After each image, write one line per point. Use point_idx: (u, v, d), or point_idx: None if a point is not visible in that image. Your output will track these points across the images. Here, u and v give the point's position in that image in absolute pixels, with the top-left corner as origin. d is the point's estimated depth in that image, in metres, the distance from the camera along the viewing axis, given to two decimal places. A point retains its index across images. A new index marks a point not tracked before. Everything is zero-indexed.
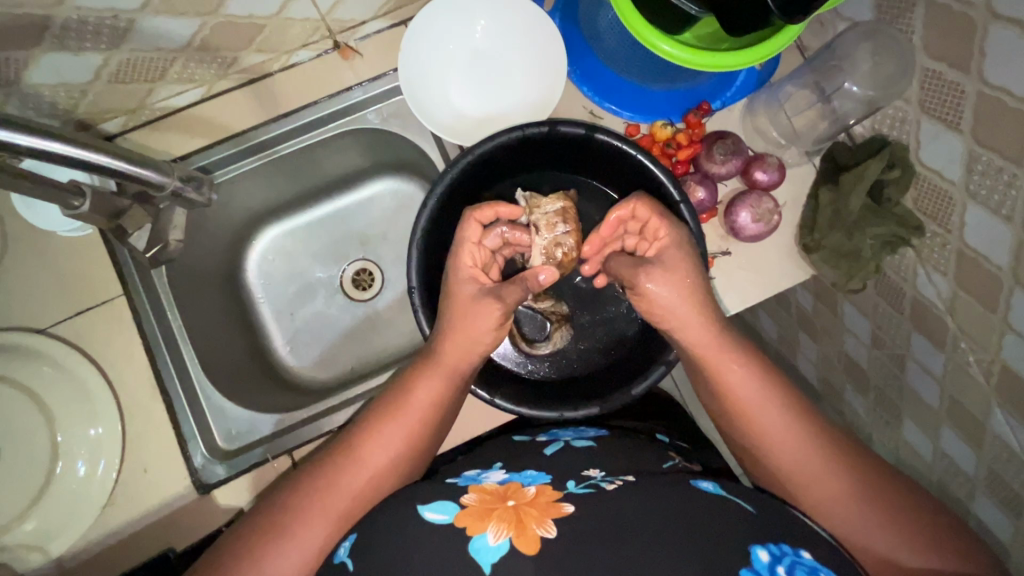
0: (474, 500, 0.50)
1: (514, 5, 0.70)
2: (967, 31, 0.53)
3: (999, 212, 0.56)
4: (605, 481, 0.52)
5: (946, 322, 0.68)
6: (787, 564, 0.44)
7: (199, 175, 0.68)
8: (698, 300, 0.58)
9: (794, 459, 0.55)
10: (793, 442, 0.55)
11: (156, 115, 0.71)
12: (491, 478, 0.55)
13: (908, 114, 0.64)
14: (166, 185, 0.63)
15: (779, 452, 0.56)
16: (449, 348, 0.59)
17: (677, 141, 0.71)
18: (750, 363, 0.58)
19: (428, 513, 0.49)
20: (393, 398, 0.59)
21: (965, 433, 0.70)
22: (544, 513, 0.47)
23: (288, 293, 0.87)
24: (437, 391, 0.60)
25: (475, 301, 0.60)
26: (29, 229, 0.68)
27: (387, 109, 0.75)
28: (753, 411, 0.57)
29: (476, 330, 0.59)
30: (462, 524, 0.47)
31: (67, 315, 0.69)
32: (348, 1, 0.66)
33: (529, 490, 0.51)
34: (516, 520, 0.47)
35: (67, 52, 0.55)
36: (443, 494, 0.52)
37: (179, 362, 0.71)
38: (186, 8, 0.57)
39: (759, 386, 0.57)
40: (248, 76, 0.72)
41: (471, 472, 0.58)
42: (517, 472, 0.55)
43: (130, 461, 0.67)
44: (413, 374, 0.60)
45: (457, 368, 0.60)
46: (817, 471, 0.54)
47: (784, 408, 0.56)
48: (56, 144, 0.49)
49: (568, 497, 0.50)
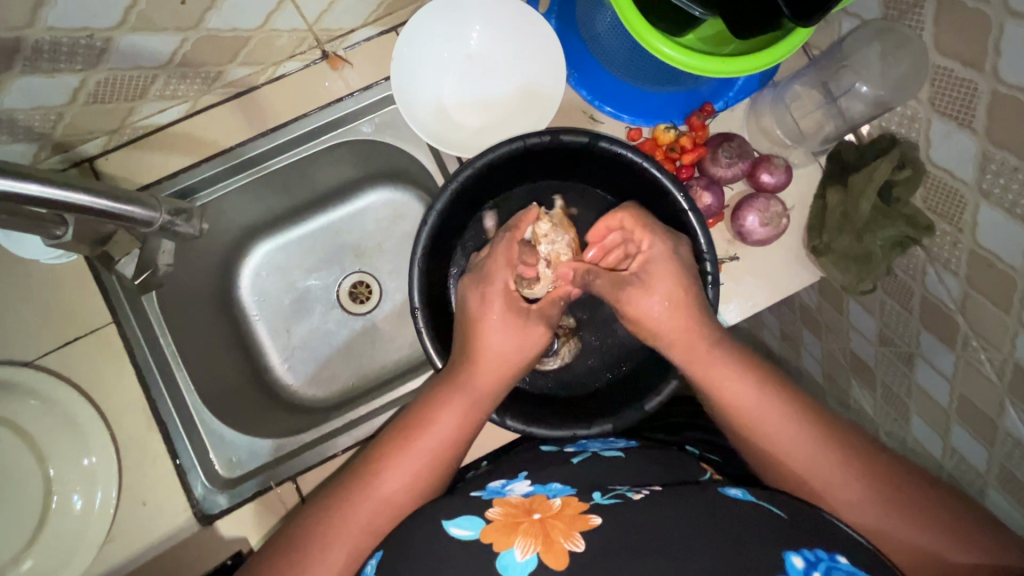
0: (499, 514, 0.49)
1: (510, 9, 0.67)
2: (980, 27, 0.51)
3: (1013, 212, 0.55)
4: (631, 491, 0.51)
5: (956, 321, 0.67)
6: (824, 570, 0.42)
7: (189, 207, 0.65)
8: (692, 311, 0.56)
9: (812, 466, 0.53)
10: (808, 451, 0.53)
11: (138, 133, 0.68)
12: (516, 490, 0.53)
13: (918, 112, 0.63)
14: (153, 221, 0.60)
15: (795, 460, 0.53)
16: (474, 376, 0.57)
17: (680, 145, 0.69)
18: (754, 378, 0.55)
19: (454, 528, 0.48)
20: (410, 427, 0.56)
21: (976, 431, 0.69)
22: (571, 526, 0.46)
23: (285, 309, 0.85)
24: (459, 419, 0.57)
25: (501, 327, 0.58)
26: (11, 257, 0.66)
27: (378, 120, 0.73)
28: (762, 418, 0.54)
29: (499, 356, 0.57)
30: (489, 540, 0.46)
31: (55, 346, 0.66)
32: (336, 10, 0.63)
33: (555, 502, 0.50)
34: (542, 535, 0.46)
35: (40, 74, 0.52)
36: (468, 509, 0.50)
37: (172, 389, 0.69)
38: (165, 24, 0.54)
39: (761, 396, 0.54)
40: (234, 90, 0.69)
41: (495, 484, 0.56)
42: (542, 484, 0.54)
43: (129, 494, 0.65)
44: (431, 402, 0.57)
45: (479, 396, 0.57)
46: (837, 476, 0.52)
47: (787, 413, 0.54)
48: (30, 185, 0.46)
49: (594, 508, 0.48)
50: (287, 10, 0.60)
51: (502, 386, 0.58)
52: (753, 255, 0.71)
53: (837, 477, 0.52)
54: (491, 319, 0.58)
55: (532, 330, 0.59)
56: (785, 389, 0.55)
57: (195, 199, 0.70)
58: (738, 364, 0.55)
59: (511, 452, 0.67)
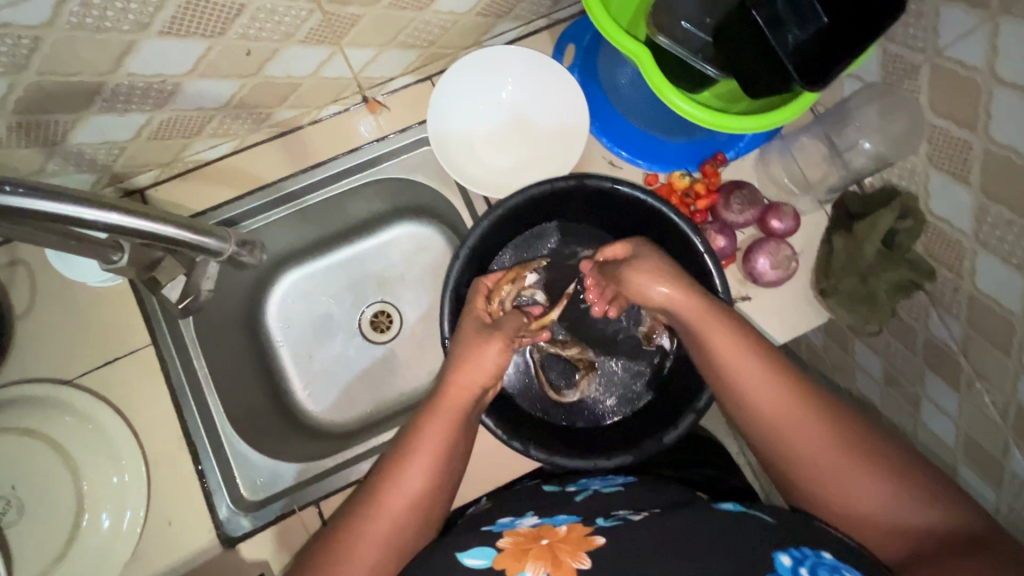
0: (509, 542, 0.50)
1: (538, 64, 0.72)
2: (972, 93, 0.56)
3: (1010, 261, 0.59)
4: (631, 513, 0.53)
5: (960, 363, 0.70)
6: (811, 566, 0.42)
7: (253, 239, 0.69)
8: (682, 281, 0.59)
9: (779, 416, 0.52)
10: (787, 407, 0.52)
11: (188, 167, 0.73)
12: (525, 522, 0.55)
13: (917, 166, 0.67)
14: (223, 250, 0.63)
15: (762, 408, 0.52)
16: (455, 385, 0.59)
17: (695, 191, 0.74)
18: (735, 325, 0.56)
19: (469, 559, 0.49)
20: (401, 442, 0.57)
21: (982, 471, 0.71)
22: (577, 547, 0.48)
23: (307, 336, 0.87)
24: (447, 426, 0.57)
25: (476, 334, 0.61)
26: (59, 280, 0.69)
27: (407, 162, 0.78)
28: (739, 370, 0.54)
29: (473, 362, 0.59)
30: (501, 566, 0.47)
31: (93, 366, 0.69)
32: (380, 61, 0.69)
33: (562, 527, 0.51)
34: (551, 557, 0.47)
35: (113, 113, 0.57)
36: (479, 540, 0.51)
37: (203, 410, 0.71)
38: (229, 71, 0.59)
39: (745, 345, 0.54)
40: (280, 129, 0.74)
41: (504, 519, 0.57)
42: (549, 515, 0.55)
43: (155, 514, 0.66)
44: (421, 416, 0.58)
45: (464, 402, 0.59)
46: (804, 425, 0.51)
47: (768, 365, 0.53)
48: (117, 216, 0.48)
49: (598, 529, 0.50)
50: (337, 61, 0.65)
51: (476, 391, 0.60)
52: (765, 295, 0.75)
53: (802, 431, 0.51)
54: (472, 337, 0.61)
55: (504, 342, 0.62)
56: (762, 347, 0.55)
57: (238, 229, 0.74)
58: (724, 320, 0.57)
59: (512, 489, 0.67)
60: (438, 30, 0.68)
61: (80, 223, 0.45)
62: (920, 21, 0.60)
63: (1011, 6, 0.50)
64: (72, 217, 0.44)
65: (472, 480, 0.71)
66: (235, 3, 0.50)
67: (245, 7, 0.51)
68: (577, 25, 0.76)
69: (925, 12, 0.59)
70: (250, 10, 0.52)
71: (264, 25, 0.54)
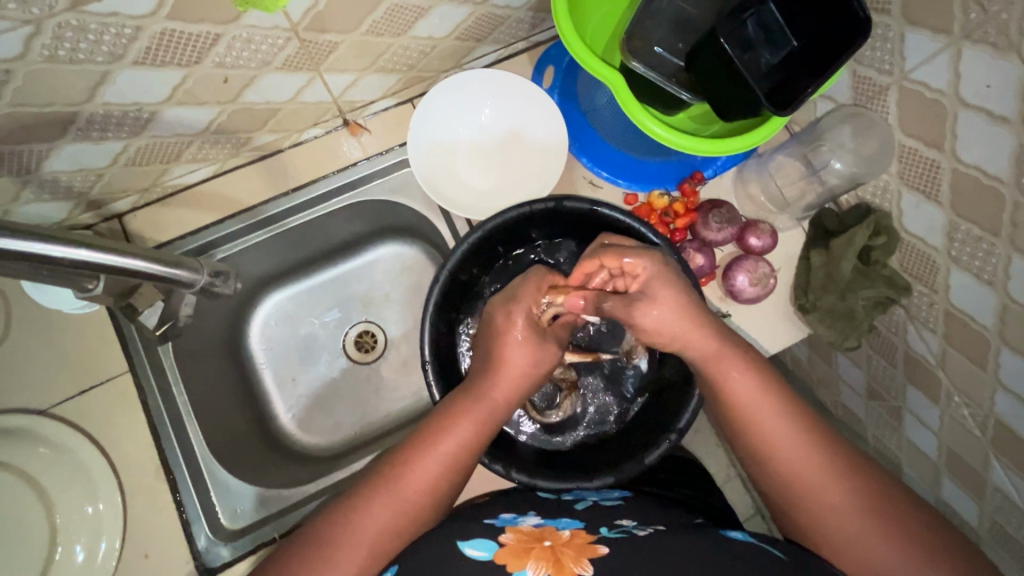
0: (511, 539, 0.52)
1: (517, 87, 0.73)
2: (939, 115, 0.58)
3: (982, 277, 0.60)
4: (637, 528, 0.54)
5: (939, 377, 0.71)
6: None
7: (227, 267, 0.69)
8: (691, 313, 0.58)
9: (800, 468, 0.53)
10: (796, 447, 0.54)
11: (167, 192, 0.72)
12: (527, 521, 0.56)
13: (889, 184, 0.69)
14: (195, 281, 0.63)
15: (781, 454, 0.54)
16: (493, 384, 0.61)
17: (674, 210, 0.75)
18: (748, 364, 0.57)
19: (469, 548, 0.51)
20: (421, 437, 0.58)
21: (965, 483, 0.72)
22: (580, 553, 0.49)
23: (291, 358, 0.86)
24: (474, 426, 0.59)
25: (534, 340, 0.62)
26: (35, 308, 0.68)
27: (392, 181, 0.79)
28: (750, 408, 0.56)
29: (520, 367, 0.62)
30: (501, 562, 0.49)
31: (70, 395, 0.68)
32: (360, 85, 0.69)
33: (564, 532, 0.53)
34: (554, 559, 0.48)
35: (88, 141, 0.57)
36: (481, 533, 0.53)
37: (182, 437, 0.70)
38: (206, 98, 0.59)
39: (757, 386, 0.56)
40: (260, 153, 0.74)
41: (506, 515, 0.59)
42: (551, 517, 0.57)
43: (132, 546, 0.65)
44: (453, 409, 0.59)
45: (498, 404, 0.61)
46: (824, 479, 0.53)
47: (779, 406, 0.55)
48: (86, 252, 0.48)
49: (602, 539, 0.52)
50: (316, 86, 0.66)
51: (516, 396, 0.62)
52: (743, 312, 0.76)
53: (826, 488, 0.52)
54: (514, 334, 0.62)
55: (547, 346, 0.63)
56: (788, 400, 0.56)
57: (214, 254, 0.74)
58: (739, 359, 0.57)
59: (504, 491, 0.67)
60: (416, 54, 0.68)
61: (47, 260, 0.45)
62: (886, 44, 0.61)
63: (971, 31, 0.51)
64: (39, 254, 0.44)
65: None
66: (212, 32, 0.50)
67: (221, 36, 0.51)
68: (557, 46, 0.77)
69: (891, 36, 0.60)
70: (226, 39, 0.52)
71: (241, 53, 0.55)
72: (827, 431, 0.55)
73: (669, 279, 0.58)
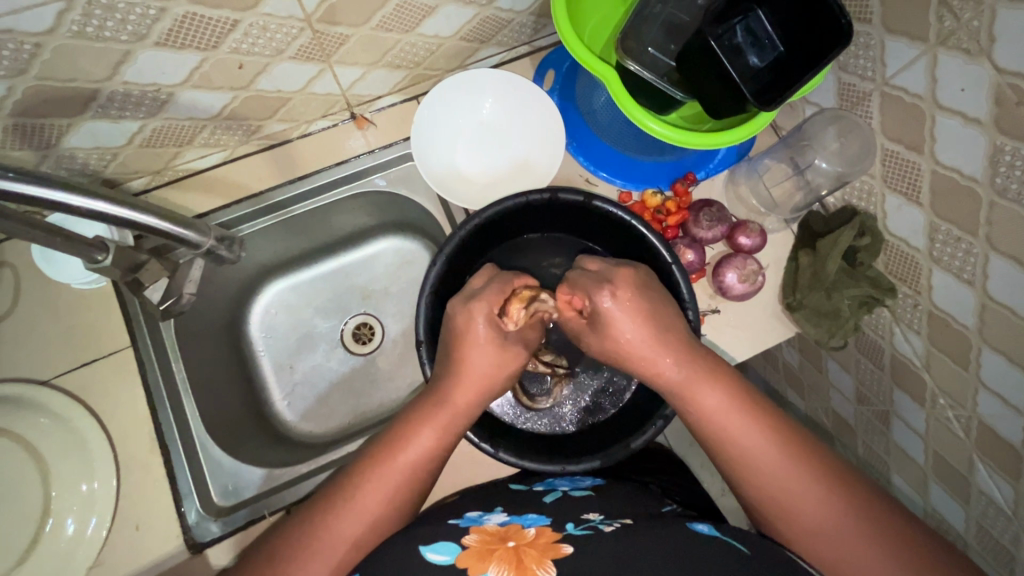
0: (474, 541, 0.53)
1: (519, 86, 0.76)
2: (918, 118, 0.61)
3: (962, 277, 0.62)
4: (603, 523, 0.55)
5: (924, 379, 0.72)
6: None
7: (232, 234, 0.69)
8: (647, 344, 0.60)
9: (756, 453, 0.56)
10: (750, 438, 0.57)
11: (178, 175, 0.75)
12: (492, 520, 0.57)
13: (873, 187, 0.71)
14: (202, 245, 0.63)
15: (738, 445, 0.57)
16: (454, 390, 0.61)
17: (666, 209, 0.77)
18: (717, 375, 0.59)
19: (430, 553, 0.52)
20: (380, 448, 0.60)
21: (952, 488, 0.73)
22: (543, 554, 0.50)
23: (289, 345, 0.88)
24: (436, 433, 0.60)
25: (493, 346, 0.63)
26: (44, 281, 0.70)
27: (393, 174, 0.82)
28: (713, 406, 0.58)
29: (482, 374, 0.62)
30: (463, 565, 0.50)
31: (71, 367, 0.69)
32: (368, 79, 0.73)
33: (529, 532, 0.54)
34: (516, 561, 0.49)
35: (107, 119, 0.60)
36: (445, 536, 0.54)
37: (179, 414, 0.71)
38: (221, 83, 0.62)
39: (720, 387, 0.58)
40: (269, 142, 0.77)
41: (472, 513, 0.60)
42: (518, 514, 0.58)
43: (122, 518, 0.66)
44: (411, 420, 0.61)
45: (458, 408, 0.61)
46: (776, 470, 0.55)
47: (739, 402, 0.58)
48: (111, 207, 0.50)
49: (567, 539, 0.52)
50: (326, 77, 0.69)
51: (479, 401, 0.63)
52: (734, 309, 0.78)
53: (807, 504, 0.54)
54: (476, 336, 0.62)
55: (509, 352, 0.64)
56: (746, 396, 0.59)
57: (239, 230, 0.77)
58: (706, 371, 0.59)
59: (483, 488, 0.68)
60: (422, 51, 0.72)
61: (71, 209, 0.46)
62: (868, 52, 0.64)
63: (945, 38, 0.54)
64: (62, 203, 0.45)
65: (444, 485, 0.71)
66: (230, 18, 0.53)
67: (238, 23, 0.55)
68: (558, 51, 0.81)
69: (872, 43, 0.63)
70: (243, 25, 0.55)
71: (256, 40, 0.58)
72: (775, 427, 0.57)
73: (622, 313, 0.60)
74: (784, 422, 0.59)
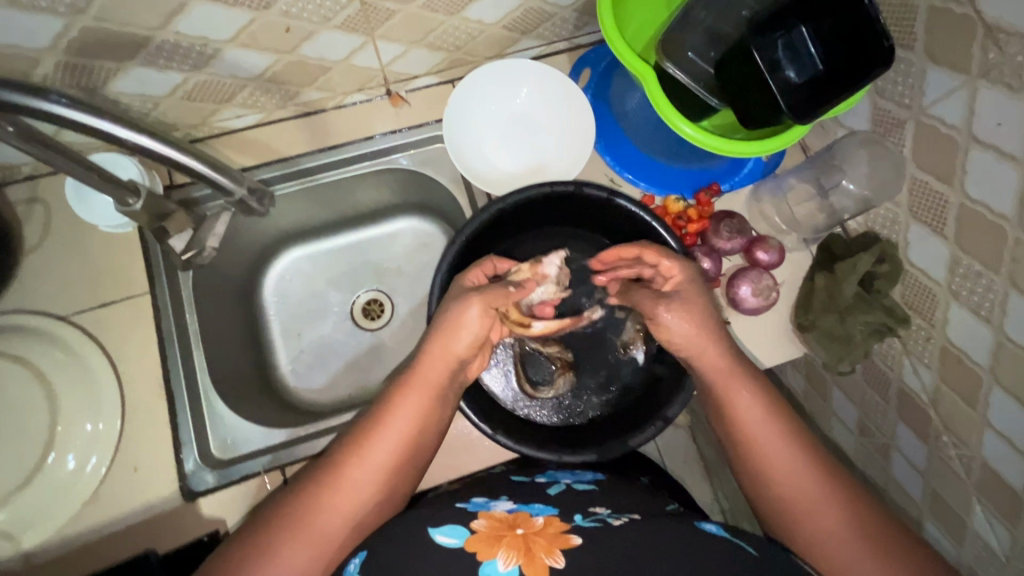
0: (482, 526, 0.53)
1: (554, 78, 0.77)
2: (951, 150, 0.61)
3: (979, 313, 0.61)
4: (611, 517, 0.55)
5: (930, 415, 0.72)
6: None
7: (263, 187, 0.70)
8: (709, 329, 0.62)
9: (773, 452, 0.57)
10: (769, 436, 0.58)
11: (213, 132, 0.77)
12: (499, 507, 0.58)
13: (898, 216, 0.71)
14: (235, 193, 0.62)
15: (756, 440, 0.58)
16: (429, 360, 0.62)
17: (687, 216, 0.78)
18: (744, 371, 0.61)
19: (440, 536, 0.52)
20: (371, 426, 0.60)
21: (946, 529, 0.72)
22: (552, 544, 0.50)
23: (300, 312, 0.89)
24: (422, 408, 0.61)
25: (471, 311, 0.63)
26: (72, 220, 0.72)
27: (420, 155, 0.82)
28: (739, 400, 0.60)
29: (455, 341, 0.63)
30: (473, 549, 0.50)
31: (89, 305, 0.71)
32: (408, 57, 0.74)
33: (537, 521, 0.54)
34: (524, 549, 0.49)
35: (154, 68, 0.62)
36: (453, 520, 0.55)
37: (187, 364, 0.73)
38: (267, 45, 0.63)
39: (747, 382, 0.60)
40: (304, 109, 0.79)
41: (479, 498, 0.60)
42: (525, 503, 0.59)
43: (121, 458, 0.67)
44: (399, 398, 0.61)
45: (438, 377, 0.62)
46: (789, 471, 0.57)
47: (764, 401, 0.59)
48: (158, 145, 0.51)
49: (575, 530, 0.52)
50: (367, 51, 0.70)
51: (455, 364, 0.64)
52: (744, 323, 0.77)
53: (814, 505, 0.55)
54: (460, 313, 0.62)
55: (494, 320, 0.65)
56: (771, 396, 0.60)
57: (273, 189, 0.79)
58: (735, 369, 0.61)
59: (481, 475, 0.69)
60: (464, 36, 0.73)
61: (119, 142, 0.48)
62: (907, 79, 0.64)
63: (988, 71, 0.54)
64: (108, 133, 0.47)
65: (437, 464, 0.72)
66: None
67: None
68: (596, 51, 0.82)
69: (912, 71, 0.63)
70: None
71: (306, 6, 0.59)
72: (794, 431, 0.59)
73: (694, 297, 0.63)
74: (802, 431, 0.60)
